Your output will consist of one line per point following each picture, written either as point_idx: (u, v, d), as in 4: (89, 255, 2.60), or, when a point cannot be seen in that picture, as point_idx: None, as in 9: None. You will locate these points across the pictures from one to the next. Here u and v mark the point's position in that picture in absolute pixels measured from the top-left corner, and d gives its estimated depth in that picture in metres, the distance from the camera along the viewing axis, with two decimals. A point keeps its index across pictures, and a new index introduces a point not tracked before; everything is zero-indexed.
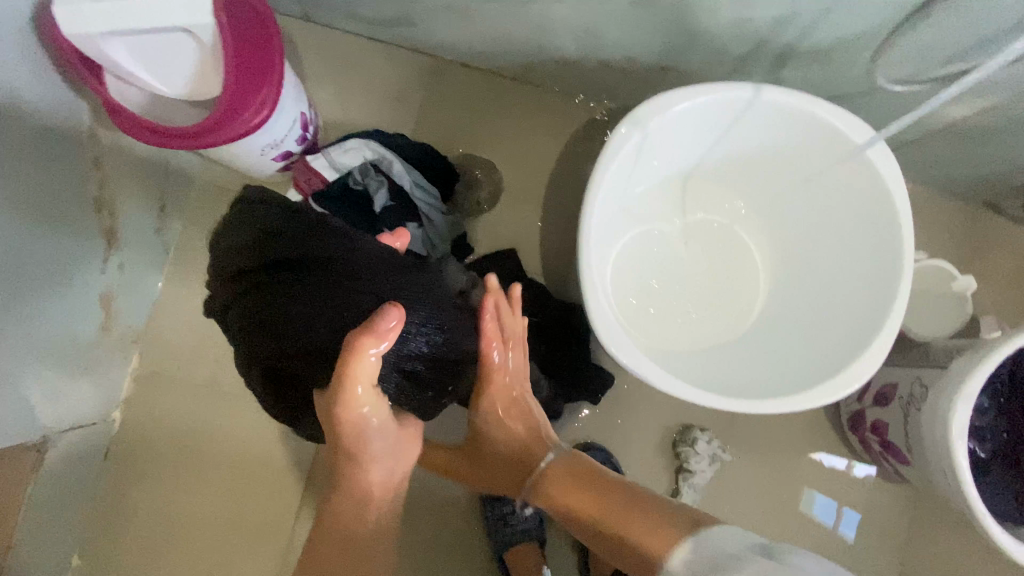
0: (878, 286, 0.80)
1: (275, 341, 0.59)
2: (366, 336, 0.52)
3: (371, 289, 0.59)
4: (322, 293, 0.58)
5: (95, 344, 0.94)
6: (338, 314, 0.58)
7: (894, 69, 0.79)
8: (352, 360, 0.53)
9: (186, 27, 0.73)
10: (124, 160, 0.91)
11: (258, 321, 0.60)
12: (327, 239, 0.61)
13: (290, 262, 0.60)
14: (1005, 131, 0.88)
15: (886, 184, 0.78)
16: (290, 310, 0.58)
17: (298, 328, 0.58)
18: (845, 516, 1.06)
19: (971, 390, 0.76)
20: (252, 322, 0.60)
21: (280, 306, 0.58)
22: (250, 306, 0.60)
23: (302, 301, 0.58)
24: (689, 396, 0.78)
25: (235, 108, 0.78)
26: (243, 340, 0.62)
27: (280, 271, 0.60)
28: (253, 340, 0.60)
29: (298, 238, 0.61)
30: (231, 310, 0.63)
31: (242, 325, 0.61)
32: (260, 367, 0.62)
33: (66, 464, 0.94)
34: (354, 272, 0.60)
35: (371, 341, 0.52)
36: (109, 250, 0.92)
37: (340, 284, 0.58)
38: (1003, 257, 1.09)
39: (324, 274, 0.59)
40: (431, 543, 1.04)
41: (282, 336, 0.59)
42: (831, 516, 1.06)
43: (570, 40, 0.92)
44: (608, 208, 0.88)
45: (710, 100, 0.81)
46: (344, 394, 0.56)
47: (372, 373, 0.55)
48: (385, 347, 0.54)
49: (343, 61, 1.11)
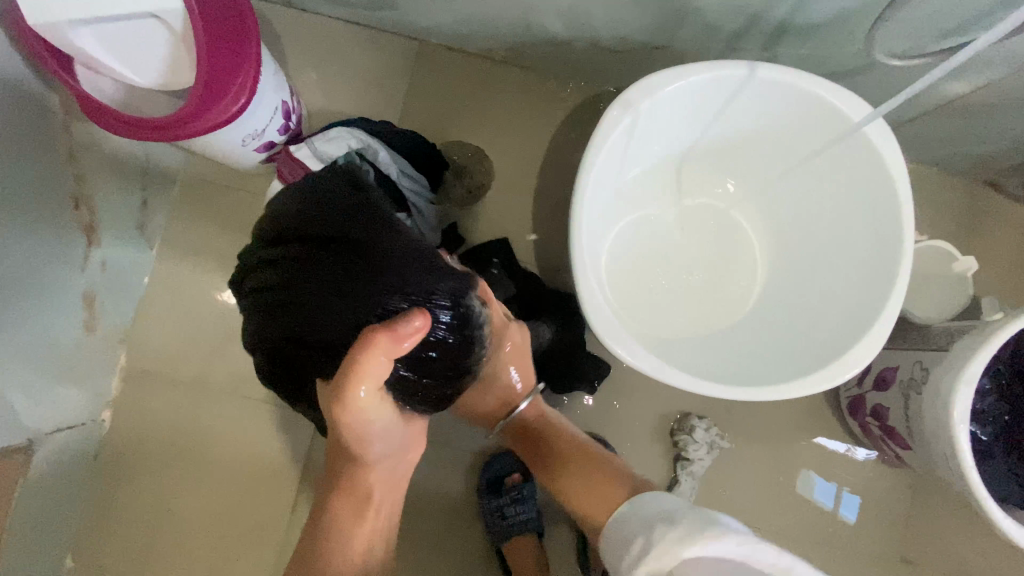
0: (877, 268, 0.78)
1: (291, 318, 0.57)
2: (382, 331, 0.49)
3: (391, 280, 0.55)
4: (344, 277, 0.55)
5: (80, 344, 0.92)
6: (357, 302, 0.54)
7: (893, 42, 0.76)
8: (364, 357, 0.49)
9: (155, 13, 0.71)
10: (101, 154, 0.89)
11: (280, 296, 0.58)
12: (367, 224, 0.58)
13: (322, 240, 0.58)
14: (1007, 105, 0.85)
15: (885, 163, 0.76)
16: (313, 289, 0.55)
17: (317, 308, 0.55)
18: (845, 498, 1.05)
19: (973, 373, 0.74)
20: (274, 295, 0.58)
21: (307, 282, 0.56)
22: (277, 279, 0.59)
23: (329, 282, 0.55)
24: (685, 384, 0.76)
25: (212, 97, 0.75)
26: (261, 313, 0.60)
27: (315, 248, 0.58)
28: (271, 311, 0.58)
29: (339, 217, 0.59)
30: (258, 281, 0.61)
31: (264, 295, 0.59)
32: (269, 342, 0.60)
33: (56, 465, 0.92)
34: (380, 259, 0.56)
35: (385, 337, 0.49)
36: (89, 248, 0.89)
37: (367, 271, 0.55)
38: (1003, 235, 1.07)
39: (350, 259, 0.56)
40: (428, 537, 1.03)
41: (299, 314, 0.56)
42: (831, 499, 1.05)
43: (558, 20, 0.89)
44: (599, 193, 0.86)
45: (702, 79, 0.78)
46: (349, 388, 0.51)
47: (380, 371, 0.51)
48: (398, 346, 0.50)
49: (324, 47, 1.07)
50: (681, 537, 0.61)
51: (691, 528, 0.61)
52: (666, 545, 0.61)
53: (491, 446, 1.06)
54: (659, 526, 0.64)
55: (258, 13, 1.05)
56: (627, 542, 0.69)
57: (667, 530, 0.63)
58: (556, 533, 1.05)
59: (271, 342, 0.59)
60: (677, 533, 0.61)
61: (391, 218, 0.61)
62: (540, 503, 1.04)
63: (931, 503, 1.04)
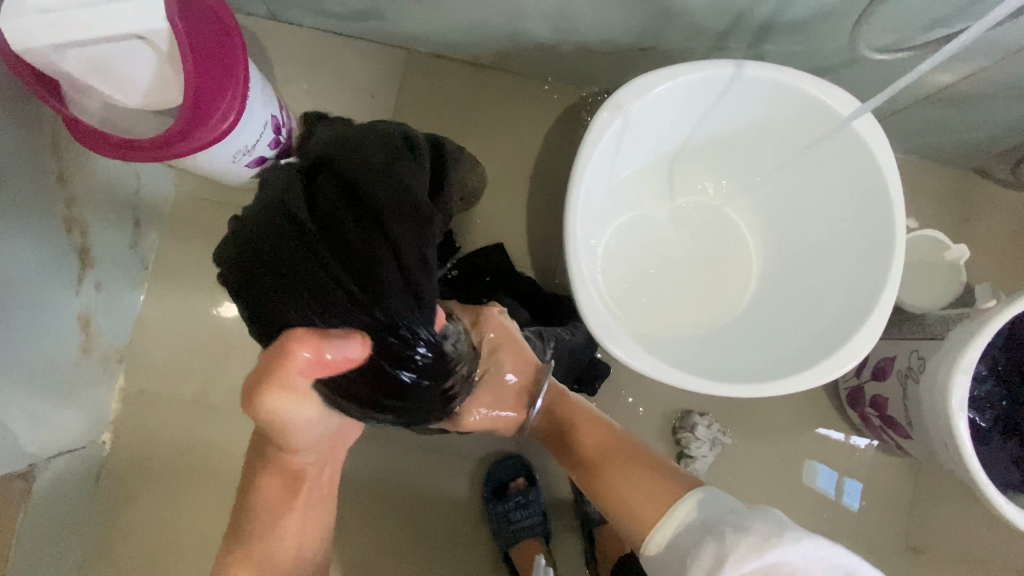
0: (871, 261, 0.79)
1: (280, 284, 0.55)
2: (306, 346, 0.47)
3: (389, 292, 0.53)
4: (359, 260, 0.54)
5: (77, 367, 0.91)
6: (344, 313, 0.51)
7: (881, 35, 0.76)
8: (281, 369, 0.48)
9: (140, 34, 0.68)
10: (91, 176, 0.88)
11: (280, 259, 0.55)
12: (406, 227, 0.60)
13: (367, 212, 0.58)
14: (993, 93, 0.86)
15: (875, 158, 0.76)
16: (312, 273, 0.53)
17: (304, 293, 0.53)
18: (848, 486, 1.05)
19: (970, 360, 0.75)
20: (274, 253, 0.56)
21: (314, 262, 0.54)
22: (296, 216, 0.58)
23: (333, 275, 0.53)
24: (685, 383, 0.76)
25: (200, 115, 0.75)
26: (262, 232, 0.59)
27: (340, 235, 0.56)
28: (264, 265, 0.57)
29: (399, 205, 0.61)
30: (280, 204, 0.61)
31: (265, 249, 0.57)
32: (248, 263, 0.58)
33: (58, 490, 0.91)
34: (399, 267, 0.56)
35: (307, 350, 0.48)
36: (83, 270, 0.89)
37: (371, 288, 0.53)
38: (993, 221, 1.09)
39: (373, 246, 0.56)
40: (436, 544, 1.03)
41: (287, 287, 0.54)
42: (834, 487, 1.05)
43: (544, 25, 0.89)
44: (593, 195, 0.86)
45: (690, 79, 0.79)
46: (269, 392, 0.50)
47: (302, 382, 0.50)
48: (314, 363, 0.48)
49: (312, 59, 1.07)
50: (756, 543, 0.58)
51: (766, 532, 0.58)
52: (744, 553, 0.57)
53: (495, 451, 1.06)
54: (727, 531, 0.60)
55: (244, 29, 1.05)
56: (690, 554, 0.62)
57: (739, 535, 0.59)
58: (562, 534, 1.05)
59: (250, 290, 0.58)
60: (755, 539, 0.58)
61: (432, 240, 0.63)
62: (545, 507, 1.04)
63: (933, 487, 1.05)
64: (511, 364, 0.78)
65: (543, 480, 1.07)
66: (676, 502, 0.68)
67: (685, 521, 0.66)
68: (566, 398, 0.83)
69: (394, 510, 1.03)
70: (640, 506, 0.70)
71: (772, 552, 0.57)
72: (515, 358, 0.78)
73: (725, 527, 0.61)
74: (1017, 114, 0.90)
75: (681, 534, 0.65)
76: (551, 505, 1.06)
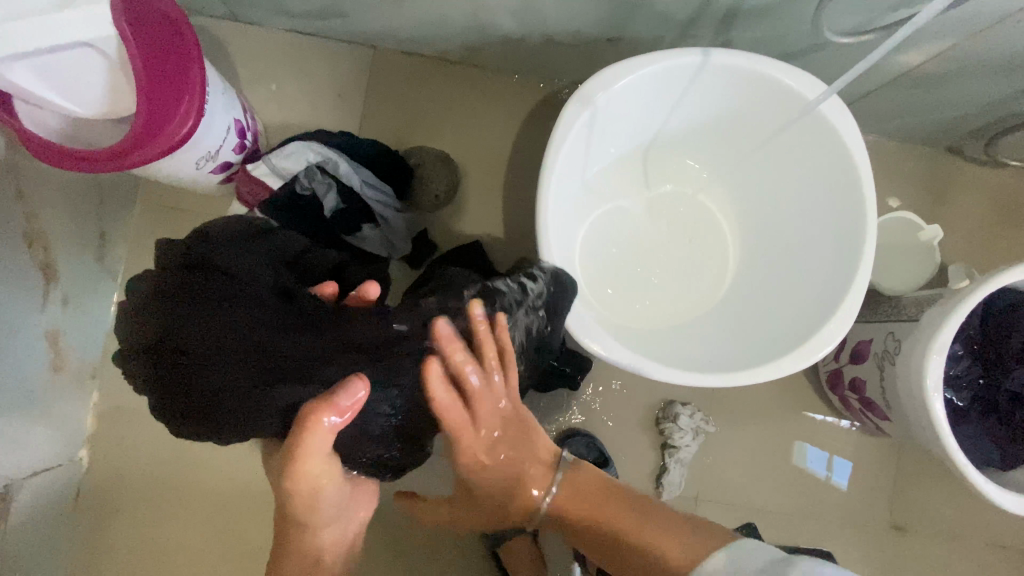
0: (843, 246, 0.79)
1: (229, 334, 0.52)
2: (325, 411, 0.50)
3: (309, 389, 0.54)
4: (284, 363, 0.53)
5: (47, 385, 0.89)
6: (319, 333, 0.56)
7: (842, 20, 0.76)
8: (306, 435, 0.51)
9: (88, 41, 0.67)
10: (49, 190, 0.85)
11: (232, 345, 0.51)
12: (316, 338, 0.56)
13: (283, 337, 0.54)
14: (959, 72, 0.86)
15: (844, 143, 0.76)
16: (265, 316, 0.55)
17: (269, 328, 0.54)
18: (836, 465, 1.06)
19: (943, 342, 0.75)
20: (185, 337, 0.51)
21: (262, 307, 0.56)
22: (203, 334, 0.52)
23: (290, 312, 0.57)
24: (661, 375, 0.76)
25: (157, 122, 0.73)
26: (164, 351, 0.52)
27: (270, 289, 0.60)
28: (199, 329, 0.52)
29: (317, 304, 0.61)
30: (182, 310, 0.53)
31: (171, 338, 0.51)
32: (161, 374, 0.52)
33: (37, 511, 0.90)
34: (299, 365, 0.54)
35: (328, 416, 0.51)
36: (48, 286, 0.86)
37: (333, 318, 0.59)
38: (965, 199, 1.09)
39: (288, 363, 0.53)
40: (426, 545, 1.03)
41: (246, 329, 0.53)
42: (822, 466, 1.06)
43: (510, 18, 0.88)
44: (565, 189, 0.85)
45: (657, 69, 0.78)
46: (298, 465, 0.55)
47: (323, 444, 0.53)
48: (342, 420, 0.51)
49: (275, 61, 1.05)
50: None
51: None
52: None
53: None
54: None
55: (204, 32, 1.03)
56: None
57: None
58: None
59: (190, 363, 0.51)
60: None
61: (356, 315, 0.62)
62: None
63: (914, 464, 1.06)
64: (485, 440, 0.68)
65: None
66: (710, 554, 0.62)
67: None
68: (592, 494, 0.74)
69: (382, 514, 1.02)
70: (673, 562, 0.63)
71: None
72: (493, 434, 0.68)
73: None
74: (985, 93, 0.90)
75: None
76: None
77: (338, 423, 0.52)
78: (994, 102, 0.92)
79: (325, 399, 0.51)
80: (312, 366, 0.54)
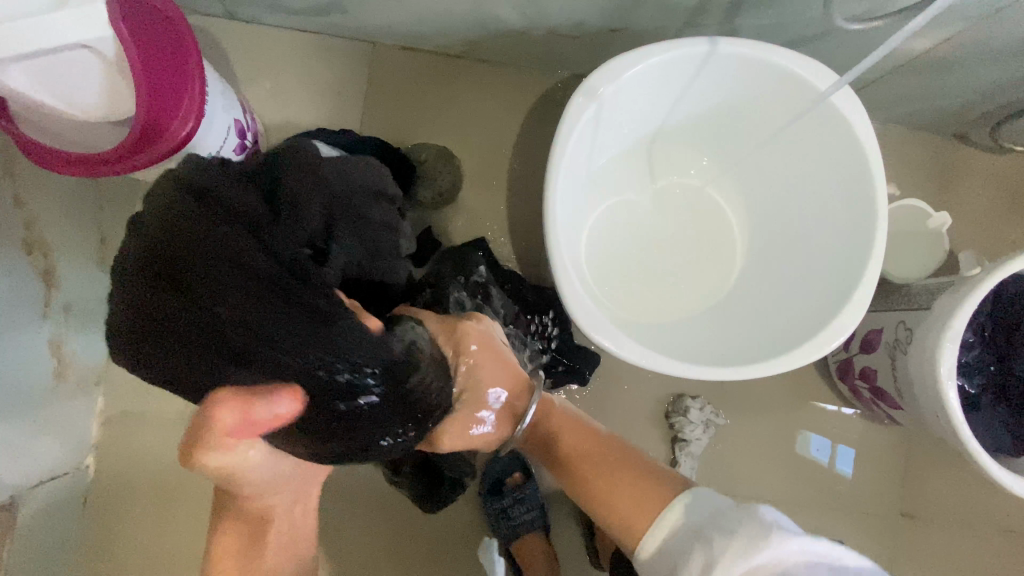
0: (855, 237, 0.78)
1: (213, 278, 0.45)
2: (229, 407, 0.42)
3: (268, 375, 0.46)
4: (250, 336, 0.45)
5: (51, 392, 0.88)
6: (303, 324, 0.46)
7: (851, 7, 0.74)
8: (203, 430, 0.43)
9: (83, 42, 0.65)
10: (47, 194, 0.84)
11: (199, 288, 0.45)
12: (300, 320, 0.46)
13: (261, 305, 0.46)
14: (969, 57, 0.85)
15: (854, 132, 0.75)
16: (268, 267, 0.48)
17: (255, 285, 0.46)
18: (841, 453, 1.06)
19: (957, 330, 0.75)
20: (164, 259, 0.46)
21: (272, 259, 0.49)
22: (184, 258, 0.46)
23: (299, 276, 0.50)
24: (674, 369, 0.75)
25: (156, 124, 0.72)
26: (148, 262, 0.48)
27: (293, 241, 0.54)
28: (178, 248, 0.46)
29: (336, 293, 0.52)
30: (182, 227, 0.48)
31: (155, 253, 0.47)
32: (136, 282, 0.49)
33: (43, 519, 0.88)
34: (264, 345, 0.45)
35: (231, 412, 0.42)
36: (48, 293, 0.85)
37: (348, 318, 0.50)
38: (972, 185, 1.09)
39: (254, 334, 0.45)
40: (437, 543, 1.02)
41: (231, 280, 0.46)
42: (826, 455, 1.06)
43: (512, 10, 0.87)
44: (572, 182, 0.84)
45: (664, 60, 0.77)
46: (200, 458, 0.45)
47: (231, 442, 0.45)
48: (257, 423, 0.44)
49: (272, 58, 1.03)
50: (743, 547, 0.57)
51: (753, 534, 0.57)
52: (732, 558, 0.57)
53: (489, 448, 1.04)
54: (712, 536, 0.59)
55: (201, 31, 1.01)
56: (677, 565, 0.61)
57: (725, 542, 0.58)
58: (563, 525, 1.05)
59: (167, 284, 0.46)
60: (742, 542, 0.57)
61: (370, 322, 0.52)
62: (543, 500, 1.03)
63: (923, 452, 1.06)
64: (499, 377, 0.70)
65: (539, 473, 1.06)
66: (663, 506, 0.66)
67: (673, 529, 0.64)
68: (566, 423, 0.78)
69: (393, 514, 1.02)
70: (636, 510, 0.68)
71: (762, 554, 0.56)
72: (503, 368, 0.70)
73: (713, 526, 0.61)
74: (991, 78, 0.89)
75: (670, 544, 0.64)
76: (549, 498, 1.06)
77: (240, 429, 0.43)
78: (1000, 87, 0.91)
79: (242, 397, 0.43)
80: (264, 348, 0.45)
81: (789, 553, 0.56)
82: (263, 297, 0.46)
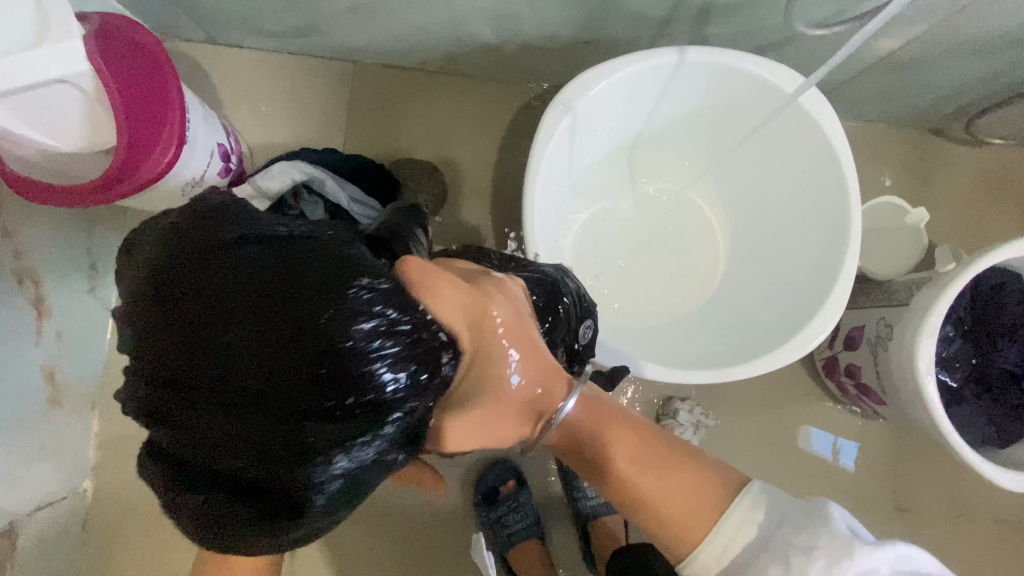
0: (829, 236, 0.79)
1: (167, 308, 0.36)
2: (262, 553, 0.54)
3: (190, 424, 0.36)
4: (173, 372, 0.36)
5: (46, 418, 0.89)
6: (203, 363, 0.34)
7: (811, 14, 0.76)
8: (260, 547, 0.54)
9: (64, 78, 0.66)
10: (38, 223, 0.85)
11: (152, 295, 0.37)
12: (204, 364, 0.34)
13: (175, 352, 0.35)
14: (935, 56, 0.86)
15: (823, 132, 0.76)
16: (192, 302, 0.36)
17: (183, 325, 0.35)
18: (843, 447, 1.07)
19: (932, 325, 0.76)
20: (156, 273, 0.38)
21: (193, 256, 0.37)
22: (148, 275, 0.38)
23: (274, 351, 0.34)
24: (660, 374, 0.76)
25: (140, 152, 0.73)
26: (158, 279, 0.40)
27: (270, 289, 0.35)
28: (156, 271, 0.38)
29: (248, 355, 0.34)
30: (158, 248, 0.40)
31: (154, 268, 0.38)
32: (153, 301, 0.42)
33: (41, 544, 0.89)
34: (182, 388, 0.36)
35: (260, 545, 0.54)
36: (40, 321, 0.86)
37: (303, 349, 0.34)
38: (953, 178, 1.10)
39: (172, 366, 0.36)
40: (436, 552, 1.03)
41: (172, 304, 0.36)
42: (828, 448, 1.07)
43: (487, 27, 0.89)
44: (551, 193, 0.85)
45: (634, 70, 0.78)
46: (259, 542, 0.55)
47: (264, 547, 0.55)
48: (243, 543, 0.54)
49: (255, 80, 1.05)
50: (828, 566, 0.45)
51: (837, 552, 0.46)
52: None
53: (482, 458, 1.05)
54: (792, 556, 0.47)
55: (187, 57, 1.03)
56: None
57: (805, 561, 0.46)
58: (557, 531, 1.06)
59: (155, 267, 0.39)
60: (826, 560, 0.46)
61: (275, 400, 0.34)
62: (537, 507, 1.04)
63: (916, 444, 1.07)
64: (537, 368, 0.44)
65: (534, 481, 1.07)
66: (725, 516, 0.51)
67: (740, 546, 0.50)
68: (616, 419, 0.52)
69: (391, 524, 1.03)
70: (693, 510, 0.51)
71: (850, 571, 0.45)
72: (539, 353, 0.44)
73: (788, 533, 0.49)
74: (962, 75, 0.91)
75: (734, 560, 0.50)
76: (543, 505, 1.06)
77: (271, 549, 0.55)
78: (972, 82, 0.92)
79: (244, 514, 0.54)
80: (190, 390, 0.35)
81: (881, 563, 0.46)
82: (203, 335, 0.35)
